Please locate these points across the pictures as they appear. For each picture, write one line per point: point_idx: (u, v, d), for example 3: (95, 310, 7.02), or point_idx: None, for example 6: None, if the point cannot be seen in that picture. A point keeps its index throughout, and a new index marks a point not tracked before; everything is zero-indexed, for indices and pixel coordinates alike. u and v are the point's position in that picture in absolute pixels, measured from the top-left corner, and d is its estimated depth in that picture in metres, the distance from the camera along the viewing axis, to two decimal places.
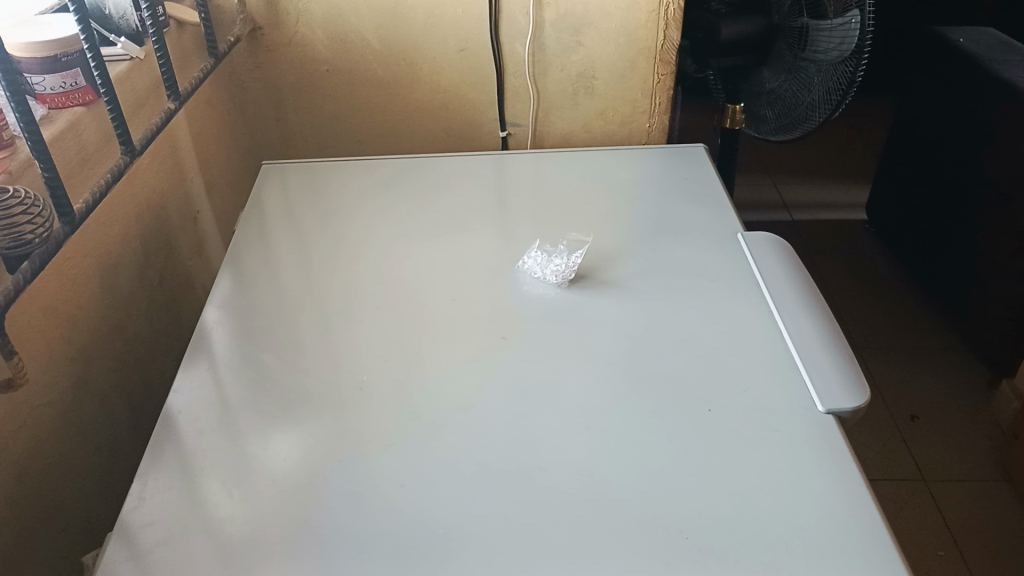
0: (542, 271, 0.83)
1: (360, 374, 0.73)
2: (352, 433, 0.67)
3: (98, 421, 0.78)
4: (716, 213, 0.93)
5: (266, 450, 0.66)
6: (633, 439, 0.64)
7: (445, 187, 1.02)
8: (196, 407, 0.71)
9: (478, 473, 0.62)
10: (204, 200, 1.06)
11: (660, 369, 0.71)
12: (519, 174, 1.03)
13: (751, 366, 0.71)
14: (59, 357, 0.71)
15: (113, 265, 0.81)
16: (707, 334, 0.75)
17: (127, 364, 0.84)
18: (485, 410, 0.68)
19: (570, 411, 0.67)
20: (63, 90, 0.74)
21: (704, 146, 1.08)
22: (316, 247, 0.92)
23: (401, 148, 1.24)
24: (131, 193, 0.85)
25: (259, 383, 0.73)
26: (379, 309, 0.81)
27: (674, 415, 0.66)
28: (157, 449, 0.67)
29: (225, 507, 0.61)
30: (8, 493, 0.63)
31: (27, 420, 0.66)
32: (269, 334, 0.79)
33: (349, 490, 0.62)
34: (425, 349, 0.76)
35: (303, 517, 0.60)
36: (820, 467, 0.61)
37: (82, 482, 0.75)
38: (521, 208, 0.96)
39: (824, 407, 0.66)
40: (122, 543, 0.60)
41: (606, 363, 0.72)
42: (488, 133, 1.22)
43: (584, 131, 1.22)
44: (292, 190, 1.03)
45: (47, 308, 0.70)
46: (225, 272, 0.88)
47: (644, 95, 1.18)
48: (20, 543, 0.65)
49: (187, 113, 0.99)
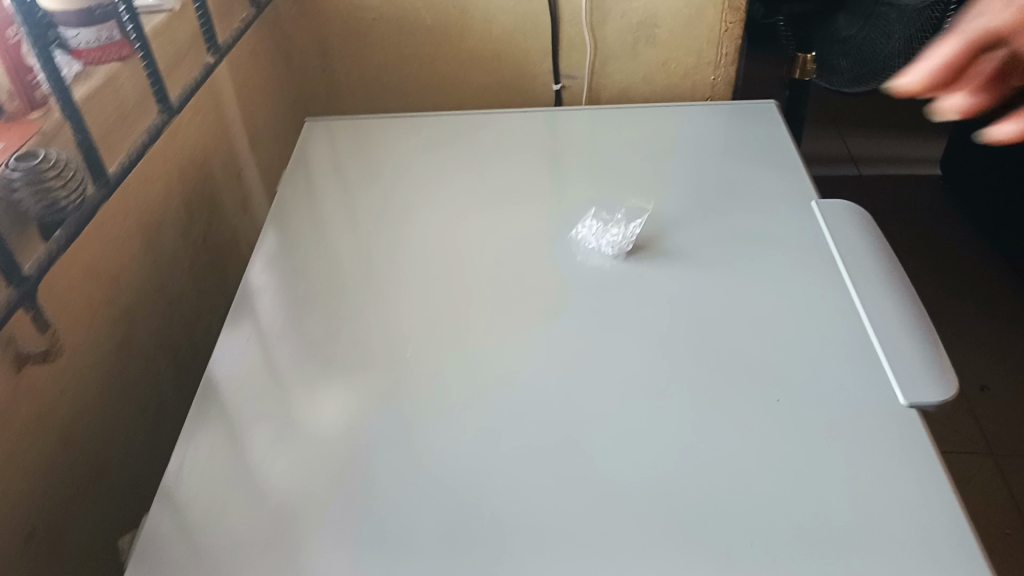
0: (597, 241, 0.77)
1: (407, 342, 0.70)
2: (400, 403, 0.64)
3: (143, 385, 0.76)
4: (789, 179, 0.86)
5: (312, 418, 0.64)
6: (699, 430, 0.60)
7: (495, 143, 0.96)
8: (241, 371, 0.69)
9: (531, 462, 0.58)
10: (249, 156, 1.03)
11: (723, 352, 0.66)
12: (576, 131, 0.97)
13: (828, 351, 0.65)
14: (102, 322, 0.69)
15: (157, 224, 0.79)
16: (777, 314, 0.69)
17: (172, 327, 0.82)
18: (537, 389, 0.64)
19: (628, 397, 0.62)
20: (99, 44, 0.68)
21: (776, 102, 1.00)
22: (362, 207, 0.88)
23: (450, 102, 1.19)
24: (174, 150, 0.82)
25: (303, 347, 0.71)
26: (425, 275, 0.78)
27: (738, 404, 0.61)
28: (202, 415, 0.66)
29: (267, 476, 0.60)
30: (52, 463, 0.62)
31: (70, 386, 0.65)
32: (315, 297, 0.76)
33: (397, 468, 0.59)
34: (475, 318, 0.72)
35: (343, 491, 0.58)
36: (902, 470, 0.56)
37: (128, 446, 0.74)
38: (577, 168, 0.90)
39: (906, 399, 0.60)
40: (164, 511, 0.59)
41: (667, 343, 0.67)
42: (541, 87, 1.16)
43: (643, 84, 1.15)
44: (338, 144, 0.98)
45: (89, 270, 0.68)
46: (270, 232, 0.85)
47: (710, 45, 1.10)
48: (65, 511, 0.64)
49: (231, 65, 0.95)
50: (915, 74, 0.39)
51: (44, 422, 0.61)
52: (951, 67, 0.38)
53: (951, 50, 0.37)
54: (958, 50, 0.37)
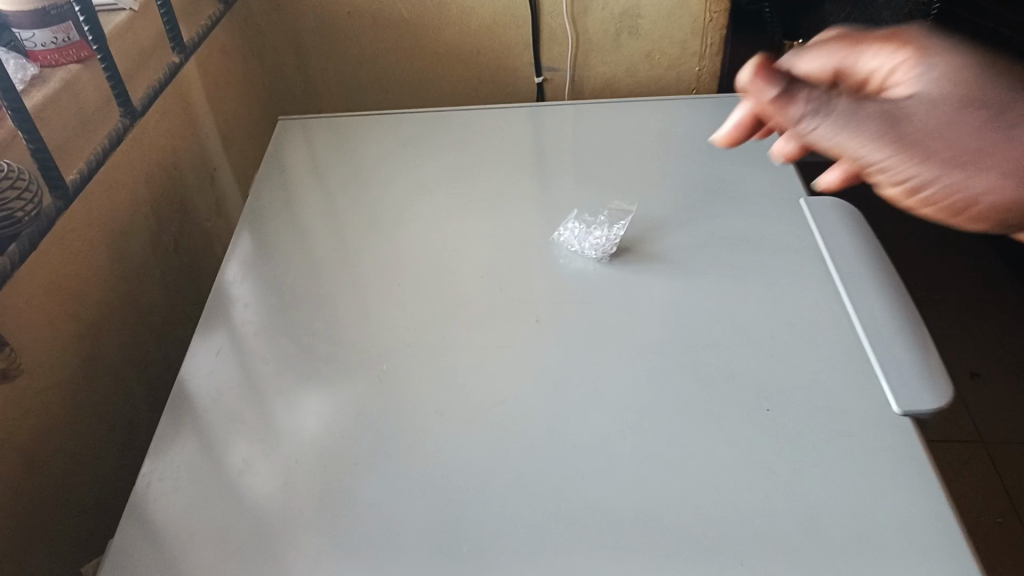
0: (580, 244, 0.75)
1: (387, 348, 0.68)
2: (380, 413, 0.62)
3: (111, 399, 0.74)
4: (776, 175, 0.84)
5: (289, 429, 0.62)
6: (687, 443, 0.57)
7: (476, 139, 0.93)
8: (215, 379, 0.66)
9: (512, 479, 0.56)
10: (221, 157, 1.00)
11: (711, 358, 0.64)
12: (558, 126, 0.94)
13: (818, 356, 0.63)
14: (64, 337, 0.67)
15: (123, 232, 0.76)
16: (766, 318, 0.67)
17: (141, 336, 0.80)
18: (519, 400, 0.62)
19: (614, 408, 0.60)
20: (56, 46, 0.66)
21: None
22: (340, 208, 0.84)
23: (430, 97, 1.16)
24: (139, 153, 0.79)
25: (280, 354, 0.68)
26: (406, 279, 0.75)
27: (728, 416, 0.59)
28: (174, 425, 0.63)
29: (243, 491, 0.58)
30: (14, 485, 0.60)
31: (31, 405, 0.62)
32: (292, 301, 0.74)
33: (377, 484, 0.57)
34: (456, 323, 0.69)
35: (322, 508, 0.56)
36: (896, 482, 0.54)
37: (95, 463, 0.71)
38: (559, 165, 0.88)
39: (900, 407, 0.58)
40: (134, 528, 0.56)
41: (653, 350, 0.65)
42: (522, 80, 1.13)
43: (627, 76, 1.12)
44: (314, 141, 0.95)
45: (48, 284, 0.65)
46: (243, 233, 0.82)
47: (694, 36, 1.08)
48: (28, 534, 0.62)
49: (200, 63, 0.92)
50: (727, 126, 0.43)
51: (3, 444, 0.59)
52: (749, 125, 0.41)
53: (741, 115, 0.41)
54: (745, 115, 0.40)
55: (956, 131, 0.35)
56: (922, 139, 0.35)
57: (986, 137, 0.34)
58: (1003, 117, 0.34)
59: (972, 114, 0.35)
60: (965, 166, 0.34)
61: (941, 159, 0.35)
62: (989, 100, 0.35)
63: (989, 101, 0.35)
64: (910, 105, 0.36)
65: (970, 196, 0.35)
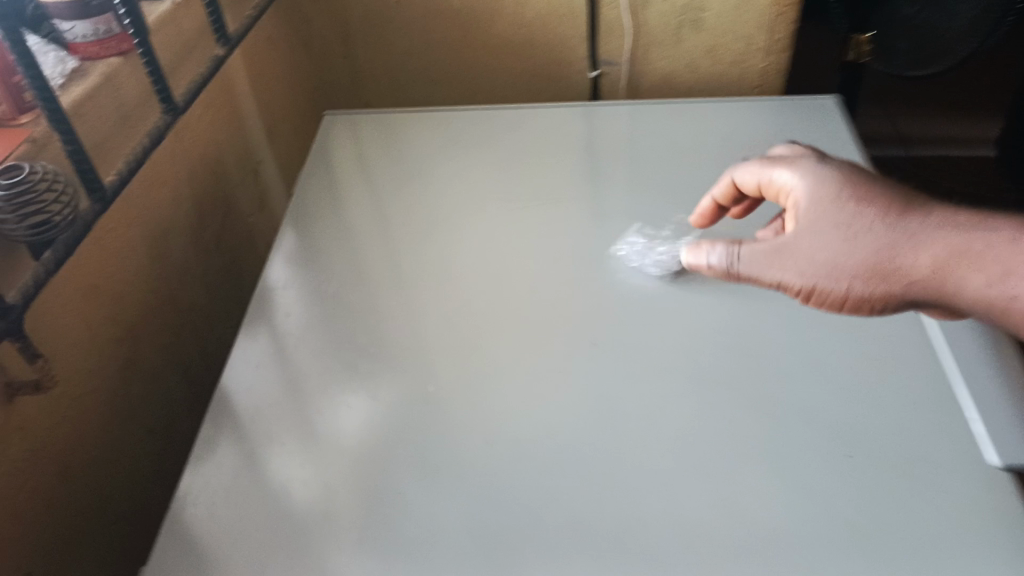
0: (640, 261, 0.70)
1: (435, 358, 0.64)
2: (428, 430, 0.58)
3: (150, 403, 0.72)
4: None
5: (332, 440, 0.59)
6: (759, 487, 0.53)
7: (529, 138, 0.89)
8: (258, 385, 0.63)
9: (566, 519, 0.52)
10: (265, 150, 0.97)
11: (783, 390, 0.59)
12: (613, 126, 0.89)
13: (903, 396, 0.58)
14: (102, 341, 0.64)
15: (164, 230, 0.74)
16: (844, 349, 0.62)
17: (181, 338, 0.77)
18: (575, 428, 0.57)
19: (677, 442, 0.56)
20: (96, 38, 0.64)
21: (840, 98, 0.89)
22: (387, 207, 0.81)
23: (479, 89, 1.12)
24: (181, 149, 0.77)
25: (322, 359, 0.65)
26: (454, 285, 0.71)
27: (802, 459, 0.54)
28: (214, 433, 0.60)
29: (285, 509, 0.55)
30: (50, 496, 0.58)
31: (68, 414, 0.60)
32: (337, 304, 0.70)
33: (421, 512, 0.53)
34: (507, 337, 0.65)
35: (365, 534, 0.53)
36: (991, 543, 0.49)
37: (133, 469, 0.69)
38: (616, 168, 0.83)
39: (997, 460, 0.53)
40: (174, 543, 0.53)
41: (719, 378, 0.60)
42: (577, 75, 1.08)
43: (688, 72, 1.07)
44: (362, 137, 0.92)
45: (86, 287, 0.62)
46: (288, 233, 0.78)
47: (762, 31, 1.01)
48: (64, 545, 0.60)
49: (245, 53, 0.89)
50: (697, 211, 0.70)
51: (39, 454, 0.57)
52: (709, 210, 0.68)
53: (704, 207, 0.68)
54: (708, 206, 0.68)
55: (803, 253, 0.54)
56: (784, 265, 0.54)
57: (832, 252, 0.52)
58: (843, 234, 0.52)
59: (831, 232, 0.52)
60: (822, 274, 0.53)
61: (807, 271, 0.53)
62: (841, 223, 0.52)
63: (841, 223, 0.52)
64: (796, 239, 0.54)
65: (833, 294, 0.53)
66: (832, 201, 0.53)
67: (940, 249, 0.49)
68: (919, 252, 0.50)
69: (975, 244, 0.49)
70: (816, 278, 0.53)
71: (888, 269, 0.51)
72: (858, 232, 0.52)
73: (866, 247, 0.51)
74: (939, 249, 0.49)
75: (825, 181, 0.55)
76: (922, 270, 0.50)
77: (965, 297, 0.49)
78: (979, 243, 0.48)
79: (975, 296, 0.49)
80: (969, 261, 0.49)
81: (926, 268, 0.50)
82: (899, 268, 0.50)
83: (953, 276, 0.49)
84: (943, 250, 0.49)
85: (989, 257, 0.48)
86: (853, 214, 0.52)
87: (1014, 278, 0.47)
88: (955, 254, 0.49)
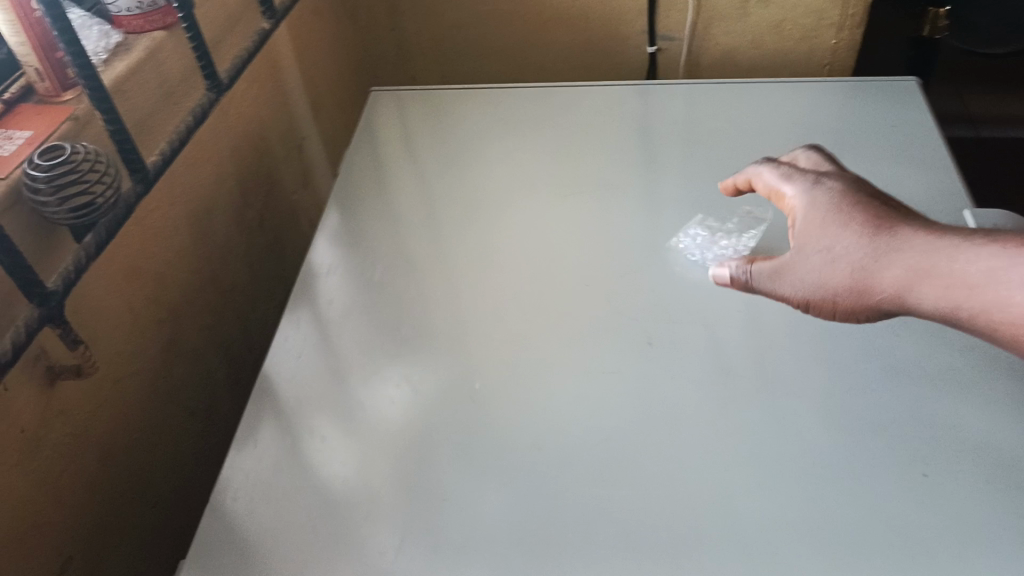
0: (701, 254, 0.66)
1: (483, 346, 0.61)
2: (475, 423, 0.56)
3: (191, 384, 0.71)
4: (932, 172, 0.72)
5: (373, 429, 0.56)
6: (829, 508, 0.49)
7: (582, 119, 0.85)
8: (298, 368, 0.61)
9: (616, 529, 0.49)
10: (310, 126, 0.95)
11: (852, 399, 0.55)
12: (671, 105, 0.85)
13: (986, 411, 0.53)
14: (144, 322, 0.63)
15: (206, 208, 0.72)
16: (922, 357, 0.57)
17: (224, 318, 0.76)
18: (629, 429, 0.54)
19: (738, 452, 0.52)
20: (140, 11, 0.63)
21: (920, 78, 0.83)
22: (434, 188, 0.78)
23: (531, 63, 1.08)
24: (225, 124, 0.75)
25: (364, 346, 0.62)
26: (502, 271, 0.68)
27: (875, 478, 0.50)
28: (255, 417, 0.58)
29: (327, 504, 0.53)
30: (91, 479, 0.57)
31: (109, 397, 0.59)
32: (381, 286, 0.68)
33: (465, 512, 0.51)
34: (556, 326, 0.62)
35: (409, 536, 0.50)
36: None
37: (174, 451, 0.68)
38: (674, 151, 0.79)
39: None
40: (214, 530, 0.52)
41: (784, 382, 0.56)
42: (634, 49, 1.04)
43: (752, 48, 1.01)
44: (409, 115, 0.89)
45: (128, 268, 0.61)
46: (333, 213, 0.76)
47: (833, 4, 0.95)
48: (105, 528, 0.59)
49: (291, 25, 0.87)
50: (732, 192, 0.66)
51: (80, 438, 0.56)
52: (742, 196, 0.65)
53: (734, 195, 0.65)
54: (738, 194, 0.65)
55: (792, 274, 0.52)
56: (778, 286, 0.53)
57: (816, 272, 0.50)
58: (820, 256, 0.50)
59: (812, 253, 0.50)
60: (811, 294, 0.51)
61: (796, 292, 0.52)
62: (822, 244, 0.50)
63: (821, 244, 0.50)
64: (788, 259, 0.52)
65: (826, 312, 0.51)
66: (817, 221, 0.51)
67: (906, 267, 0.46)
68: (887, 271, 0.47)
69: (941, 261, 0.45)
70: (804, 300, 0.51)
71: (862, 290, 0.48)
72: (833, 251, 0.49)
73: (840, 268, 0.49)
74: (910, 266, 0.46)
75: (817, 200, 0.52)
76: (892, 290, 0.47)
77: (937, 316, 0.45)
78: (951, 259, 0.44)
79: (945, 315, 0.45)
80: (931, 279, 0.45)
81: (895, 288, 0.46)
82: (872, 289, 0.47)
83: (920, 295, 0.45)
84: (910, 268, 0.46)
85: (951, 274, 0.44)
86: (828, 233, 0.50)
87: (980, 296, 0.43)
88: (923, 272, 0.45)
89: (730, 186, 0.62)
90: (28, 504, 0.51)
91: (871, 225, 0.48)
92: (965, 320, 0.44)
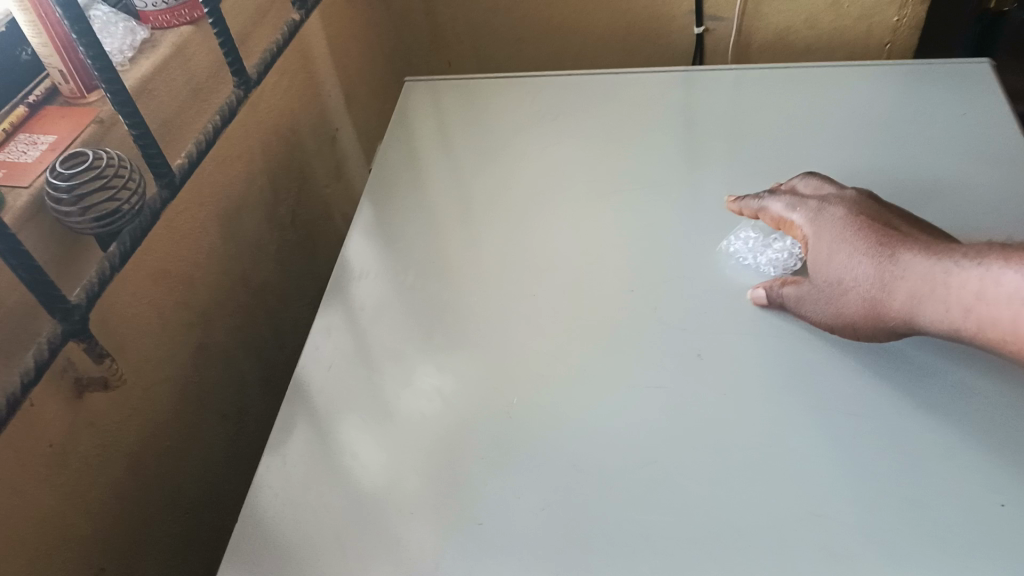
0: (754, 258, 0.62)
1: (520, 349, 0.59)
2: (511, 432, 0.53)
3: (222, 387, 0.69)
4: (1006, 165, 0.66)
5: (407, 431, 0.55)
6: (890, 538, 0.45)
7: (622, 108, 0.81)
8: (333, 367, 0.60)
9: (658, 556, 0.46)
10: (344, 117, 0.92)
11: (916, 419, 0.50)
12: (718, 93, 0.80)
13: None
14: (173, 327, 0.62)
15: (236, 207, 0.70)
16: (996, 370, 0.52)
17: (255, 318, 0.74)
18: (673, 446, 0.51)
19: (791, 474, 0.49)
20: (167, 6, 0.61)
21: (991, 61, 0.77)
22: (470, 180, 0.75)
23: (571, 48, 1.04)
24: (255, 119, 0.73)
25: (395, 352, 0.60)
26: (540, 276, 0.64)
27: (941, 507, 0.46)
28: (289, 419, 0.57)
29: (357, 525, 0.50)
30: (121, 489, 0.56)
31: (139, 404, 0.58)
32: (416, 283, 0.66)
33: (498, 531, 0.49)
34: (597, 329, 0.59)
35: (441, 564, 0.47)
36: None
37: (205, 455, 0.67)
38: (721, 142, 0.74)
39: None
40: (247, 536, 0.51)
41: (841, 397, 0.52)
42: (680, 31, 0.99)
43: (807, 28, 0.96)
44: (445, 105, 0.86)
45: (155, 271, 0.59)
46: (366, 208, 0.74)
47: None
48: (136, 536, 0.58)
49: (324, 14, 0.85)
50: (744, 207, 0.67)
51: (109, 448, 0.55)
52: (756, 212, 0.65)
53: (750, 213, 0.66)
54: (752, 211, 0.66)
55: (812, 303, 0.55)
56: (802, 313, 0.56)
57: (835, 301, 0.53)
58: (833, 288, 0.54)
59: (825, 285, 0.54)
60: (834, 321, 0.54)
61: (820, 319, 0.55)
62: (836, 275, 0.53)
63: (834, 275, 0.54)
64: (807, 289, 0.55)
65: (849, 334, 0.54)
66: (828, 254, 0.54)
67: (909, 292, 0.49)
68: (892, 297, 0.50)
69: (937, 285, 0.47)
70: (828, 327, 0.54)
71: (877, 315, 0.51)
72: (843, 282, 0.53)
73: (851, 298, 0.52)
74: (910, 292, 0.49)
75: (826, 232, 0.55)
76: (899, 315, 0.50)
77: (944, 335, 0.48)
78: (944, 282, 0.47)
79: (949, 334, 0.47)
80: (930, 302, 0.48)
81: (903, 313, 0.49)
82: (883, 314, 0.51)
83: (922, 318, 0.48)
84: (912, 293, 0.49)
85: (943, 297, 0.47)
86: (837, 263, 0.54)
87: (974, 314, 0.45)
88: (921, 296, 0.48)
89: (736, 208, 0.66)
90: (55, 515, 0.50)
91: (877, 253, 0.52)
92: (967, 337, 0.46)
